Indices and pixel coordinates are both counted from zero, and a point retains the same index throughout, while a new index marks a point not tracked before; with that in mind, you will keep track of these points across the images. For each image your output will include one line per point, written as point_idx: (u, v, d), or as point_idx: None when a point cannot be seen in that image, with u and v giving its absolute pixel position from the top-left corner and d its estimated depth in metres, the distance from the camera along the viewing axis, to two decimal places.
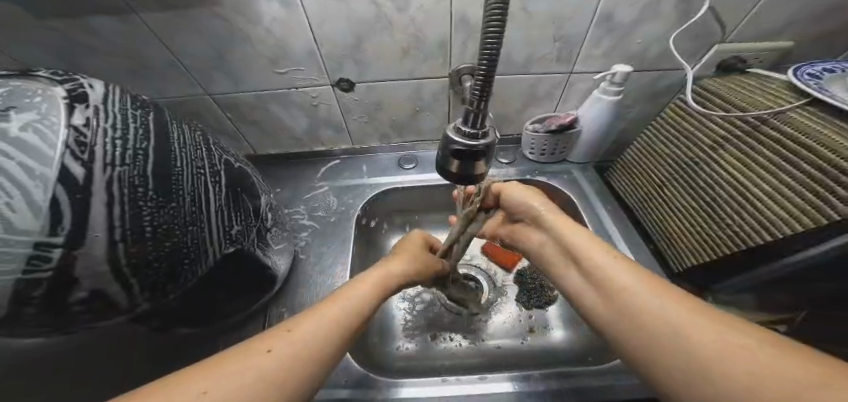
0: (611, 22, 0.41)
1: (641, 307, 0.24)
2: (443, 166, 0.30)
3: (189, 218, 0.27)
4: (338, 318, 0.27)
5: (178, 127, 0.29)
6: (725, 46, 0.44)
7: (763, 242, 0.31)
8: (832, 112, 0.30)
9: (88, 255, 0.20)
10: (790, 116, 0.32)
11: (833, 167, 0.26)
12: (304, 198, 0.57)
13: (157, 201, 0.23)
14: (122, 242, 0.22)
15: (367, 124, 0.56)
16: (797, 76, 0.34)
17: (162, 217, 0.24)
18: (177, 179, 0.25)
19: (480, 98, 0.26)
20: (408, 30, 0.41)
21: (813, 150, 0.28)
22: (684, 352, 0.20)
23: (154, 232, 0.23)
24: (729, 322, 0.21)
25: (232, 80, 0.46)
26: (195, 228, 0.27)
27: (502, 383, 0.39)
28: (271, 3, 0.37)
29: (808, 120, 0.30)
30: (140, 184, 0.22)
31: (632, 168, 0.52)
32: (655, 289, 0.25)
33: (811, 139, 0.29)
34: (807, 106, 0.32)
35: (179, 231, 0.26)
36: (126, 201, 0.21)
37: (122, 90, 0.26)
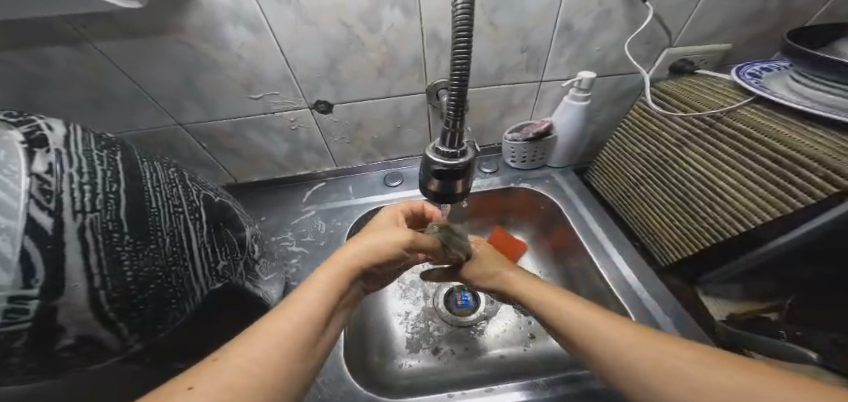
0: (572, 31, 0.43)
1: (595, 339, 0.27)
2: (425, 184, 0.31)
3: (171, 258, 0.26)
4: (300, 323, 0.25)
5: (149, 165, 0.28)
6: (675, 51, 0.47)
7: (737, 233, 0.33)
8: (776, 108, 0.33)
9: (68, 305, 0.20)
10: (741, 114, 0.34)
11: (788, 158, 0.28)
12: (292, 224, 0.56)
13: (135, 244, 0.23)
14: (104, 290, 0.21)
15: (349, 145, 0.57)
16: (739, 76, 0.38)
17: (143, 261, 0.24)
18: (154, 220, 0.25)
19: (456, 115, 0.26)
20: (381, 49, 0.43)
21: (768, 143, 0.30)
22: (617, 361, 0.25)
23: (136, 277, 0.23)
24: (649, 338, 0.25)
25: (202, 107, 0.45)
26: (177, 267, 0.27)
27: (514, 393, 0.38)
28: (239, 29, 0.37)
29: (757, 117, 0.33)
30: (115, 229, 0.22)
31: (608, 167, 0.54)
32: (600, 320, 0.28)
33: (764, 134, 0.31)
34: (754, 104, 0.35)
35: (162, 272, 0.25)
36: (101, 248, 0.21)
37: (85, 129, 0.24)
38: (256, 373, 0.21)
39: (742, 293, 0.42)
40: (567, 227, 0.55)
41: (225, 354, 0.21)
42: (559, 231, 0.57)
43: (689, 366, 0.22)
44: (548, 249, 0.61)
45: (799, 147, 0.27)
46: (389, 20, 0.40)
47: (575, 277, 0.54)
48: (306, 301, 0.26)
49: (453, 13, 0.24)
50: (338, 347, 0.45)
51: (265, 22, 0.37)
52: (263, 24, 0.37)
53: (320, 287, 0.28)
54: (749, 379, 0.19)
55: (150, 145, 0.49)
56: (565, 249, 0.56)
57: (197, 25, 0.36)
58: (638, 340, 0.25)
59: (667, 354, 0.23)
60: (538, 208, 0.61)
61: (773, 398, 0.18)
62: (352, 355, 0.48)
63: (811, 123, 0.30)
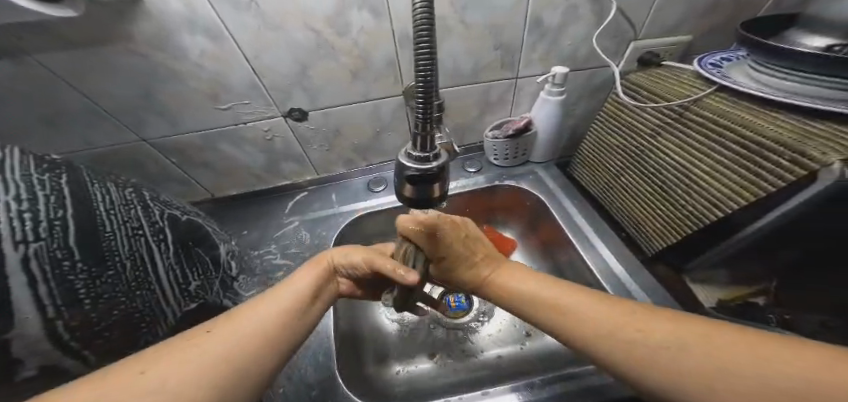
0: (542, 26, 0.43)
1: (583, 318, 0.26)
2: (399, 190, 0.30)
3: (134, 282, 0.25)
4: (270, 315, 0.25)
5: (102, 187, 0.27)
6: (640, 43, 0.48)
7: (715, 219, 0.33)
8: (740, 97, 0.34)
9: (22, 337, 0.19)
10: (707, 102, 0.35)
11: (756, 144, 0.28)
12: (274, 236, 0.54)
13: (90, 271, 0.22)
14: (61, 319, 0.20)
15: (329, 152, 0.55)
16: (702, 67, 0.39)
17: (100, 288, 0.22)
18: (110, 244, 0.24)
19: (425, 119, 0.25)
20: (354, 53, 0.42)
21: (736, 130, 0.30)
22: (612, 340, 0.24)
23: (96, 306, 0.22)
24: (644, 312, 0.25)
25: (166, 121, 0.43)
26: (142, 291, 0.26)
27: (509, 395, 0.38)
28: (196, 37, 0.36)
29: (723, 104, 0.34)
30: (65, 256, 0.21)
31: (589, 160, 0.54)
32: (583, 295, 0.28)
33: (730, 121, 0.31)
34: (717, 93, 0.36)
35: (124, 297, 0.24)
36: (52, 278, 0.20)
37: (24, 153, 0.23)
38: (232, 352, 0.21)
39: (729, 279, 0.42)
40: (554, 222, 0.55)
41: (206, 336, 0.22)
42: (547, 227, 0.57)
43: (690, 342, 0.21)
44: (538, 245, 0.61)
45: (766, 132, 0.28)
46: (357, 22, 0.39)
47: (565, 272, 0.54)
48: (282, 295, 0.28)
49: (413, 11, 0.22)
50: (331, 359, 0.43)
51: (225, 29, 0.36)
52: (222, 31, 0.36)
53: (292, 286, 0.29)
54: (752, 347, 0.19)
55: (112, 163, 0.46)
56: (553, 244, 0.56)
57: (149, 32, 0.34)
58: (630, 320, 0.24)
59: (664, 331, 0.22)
60: (525, 205, 0.60)
61: (769, 367, 0.18)
62: (346, 366, 0.47)
63: (770, 108, 0.31)
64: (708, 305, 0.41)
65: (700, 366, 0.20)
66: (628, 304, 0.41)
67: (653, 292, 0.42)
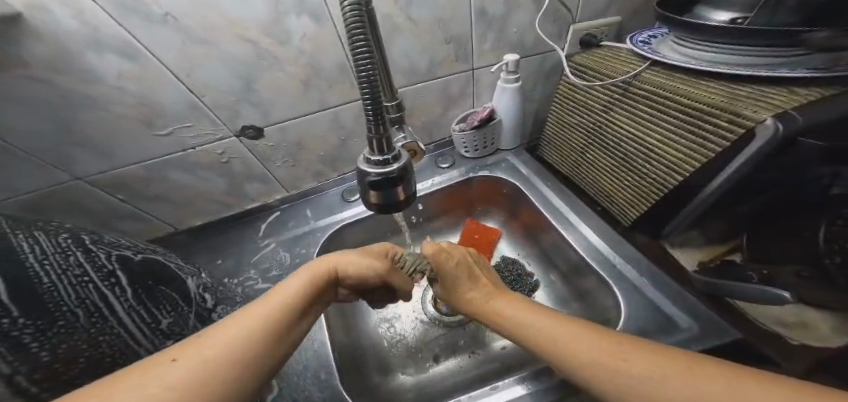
0: (488, 15, 0.44)
1: (554, 344, 0.25)
2: (366, 199, 0.29)
3: (95, 328, 0.23)
4: (272, 316, 0.24)
5: (28, 237, 0.24)
6: (579, 26, 0.49)
7: (676, 183, 0.34)
8: (671, 69, 0.35)
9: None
10: (646, 76, 0.36)
11: (695, 111, 0.30)
12: (252, 262, 0.52)
13: (37, 325, 0.19)
14: (21, 374, 0.17)
15: (295, 167, 0.54)
16: (634, 45, 0.40)
17: (53, 339, 0.20)
18: (53, 295, 0.21)
19: (377, 122, 0.24)
20: (300, 61, 0.41)
21: (678, 98, 0.32)
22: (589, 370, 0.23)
23: (54, 356, 0.19)
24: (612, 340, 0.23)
25: (102, 154, 0.40)
26: (106, 336, 0.24)
27: (519, 386, 0.36)
28: (103, 57, 0.33)
29: (659, 76, 0.35)
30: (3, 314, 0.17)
31: (555, 141, 0.54)
32: (559, 322, 0.27)
33: (668, 91, 0.33)
34: (653, 67, 0.37)
35: (87, 344, 0.22)
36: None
37: None
38: (255, 354, 0.21)
39: (702, 237, 0.43)
40: (532, 207, 0.55)
41: (185, 364, 0.18)
42: (526, 212, 0.57)
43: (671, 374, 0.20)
44: (522, 231, 0.61)
45: (701, 98, 0.29)
46: (298, 29, 0.38)
47: (552, 253, 0.54)
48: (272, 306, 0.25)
49: (342, 13, 0.21)
50: (333, 375, 0.41)
51: (144, 49, 0.34)
52: (137, 49, 0.34)
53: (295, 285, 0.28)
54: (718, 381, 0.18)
55: (48, 209, 0.42)
56: (536, 228, 0.57)
57: (48, 57, 0.31)
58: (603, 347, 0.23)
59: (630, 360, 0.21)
60: (503, 192, 0.60)
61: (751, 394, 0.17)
62: (349, 379, 0.45)
63: (700, 76, 0.32)
64: (691, 267, 0.42)
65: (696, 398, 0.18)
66: (614, 277, 0.42)
67: (636, 261, 0.43)
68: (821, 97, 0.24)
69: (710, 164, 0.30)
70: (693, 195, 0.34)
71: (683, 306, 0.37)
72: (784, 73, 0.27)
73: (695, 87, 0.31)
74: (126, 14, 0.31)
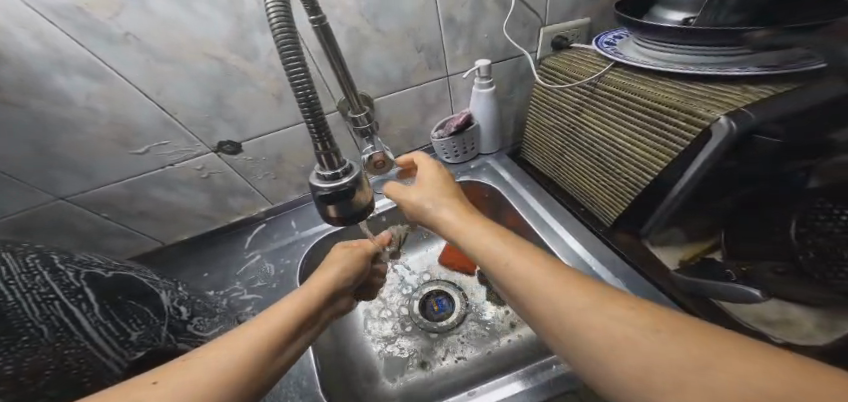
0: (455, 23, 0.45)
1: (536, 290, 0.23)
2: (323, 213, 0.28)
3: (60, 341, 0.23)
4: (265, 337, 0.23)
5: None
6: (549, 29, 0.50)
7: (648, 182, 0.34)
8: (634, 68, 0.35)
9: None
10: (609, 77, 0.36)
11: (654, 111, 0.30)
12: (237, 274, 0.52)
13: (0, 341, 0.20)
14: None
15: (277, 180, 0.54)
16: (598, 47, 0.40)
17: (18, 353, 0.20)
18: (16, 313, 0.22)
19: (320, 137, 0.24)
20: (270, 76, 0.42)
21: (639, 100, 0.31)
22: (574, 324, 0.20)
23: (20, 369, 0.20)
24: (613, 296, 0.20)
25: (84, 175, 0.41)
26: (73, 350, 0.24)
27: (509, 385, 0.37)
28: (73, 79, 0.34)
29: (622, 76, 0.35)
30: None
31: (535, 142, 0.54)
32: (548, 269, 0.23)
33: (629, 92, 0.33)
34: (616, 68, 0.36)
35: (51, 358, 0.22)
36: None
37: None
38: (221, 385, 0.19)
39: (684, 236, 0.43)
40: (513, 210, 0.54)
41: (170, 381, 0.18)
42: (509, 215, 0.57)
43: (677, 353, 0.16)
44: None
45: (660, 99, 0.29)
46: (264, 45, 0.39)
47: None
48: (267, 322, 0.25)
49: (272, 36, 0.21)
50: (315, 383, 0.41)
51: (107, 67, 0.35)
52: (108, 70, 0.35)
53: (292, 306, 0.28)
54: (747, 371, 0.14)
55: (34, 231, 0.43)
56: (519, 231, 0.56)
57: (19, 82, 0.32)
58: (608, 300, 0.20)
59: (638, 315, 0.18)
60: (486, 197, 0.60)
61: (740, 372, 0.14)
62: (334, 389, 0.45)
63: (659, 76, 0.32)
64: (672, 266, 0.41)
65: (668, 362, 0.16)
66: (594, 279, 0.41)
67: (616, 262, 0.42)
68: (771, 95, 0.25)
69: (675, 162, 0.29)
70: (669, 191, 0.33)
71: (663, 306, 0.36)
72: (733, 72, 0.28)
73: (653, 87, 0.31)
74: (84, 34, 0.32)
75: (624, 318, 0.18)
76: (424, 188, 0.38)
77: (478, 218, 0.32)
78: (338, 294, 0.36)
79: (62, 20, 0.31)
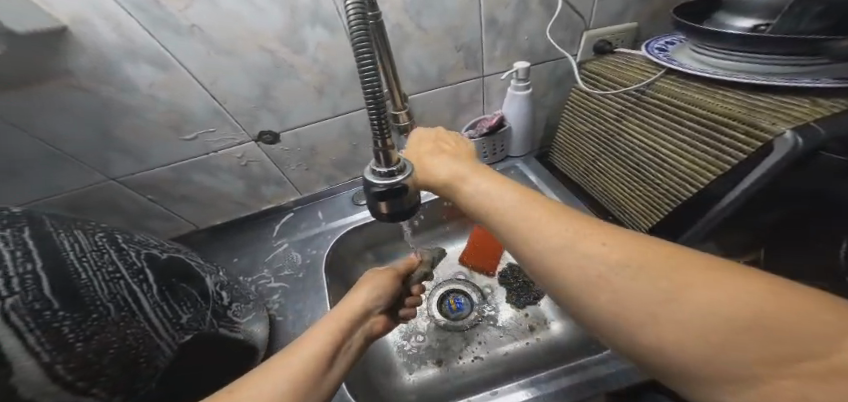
0: (497, 24, 0.45)
1: (516, 228, 0.23)
2: (374, 209, 0.30)
3: (122, 322, 0.24)
4: (303, 367, 0.25)
5: (69, 235, 0.26)
6: (593, 32, 0.49)
7: (690, 195, 0.33)
8: (687, 76, 0.34)
9: (27, 382, 0.17)
10: (661, 85, 0.36)
11: (707, 122, 0.30)
12: (266, 261, 0.54)
13: (74, 317, 0.21)
14: (59, 363, 0.19)
15: (308, 171, 0.55)
16: (649, 52, 0.40)
17: (88, 330, 0.21)
18: (89, 291, 0.23)
19: (381, 134, 0.26)
20: (314, 70, 0.43)
21: (690, 110, 0.31)
22: (549, 261, 0.21)
23: (88, 347, 0.21)
24: (592, 228, 0.21)
25: (135, 157, 0.43)
26: (133, 330, 0.25)
27: (531, 388, 0.36)
28: (140, 68, 0.36)
29: (673, 85, 0.35)
30: (43, 307, 0.20)
31: (566, 148, 0.54)
32: (526, 206, 0.24)
33: (682, 101, 0.32)
34: (668, 75, 0.36)
35: (115, 336, 0.23)
36: (38, 326, 0.19)
37: None
38: None
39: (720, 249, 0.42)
40: None
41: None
42: None
43: (646, 291, 0.17)
44: None
45: (718, 109, 0.29)
46: (312, 38, 0.40)
47: None
48: (304, 351, 0.27)
49: (348, 29, 0.22)
50: None
51: (172, 59, 0.37)
52: (170, 60, 0.37)
53: (323, 333, 0.30)
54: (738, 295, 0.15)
55: (85, 207, 0.45)
56: None
57: (93, 69, 0.35)
58: (584, 233, 0.20)
59: (614, 249, 0.19)
60: None
61: (702, 296, 0.15)
62: (355, 380, 0.46)
63: (717, 85, 0.31)
64: None
65: (638, 300, 0.17)
66: None
67: None
68: (843, 111, 0.24)
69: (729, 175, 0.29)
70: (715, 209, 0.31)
71: None
72: (803, 83, 0.27)
73: (711, 97, 0.30)
74: (157, 27, 0.34)
75: (595, 253, 0.19)
76: (418, 146, 0.37)
77: (474, 165, 0.32)
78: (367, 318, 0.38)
79: (138, 12, 0.33)
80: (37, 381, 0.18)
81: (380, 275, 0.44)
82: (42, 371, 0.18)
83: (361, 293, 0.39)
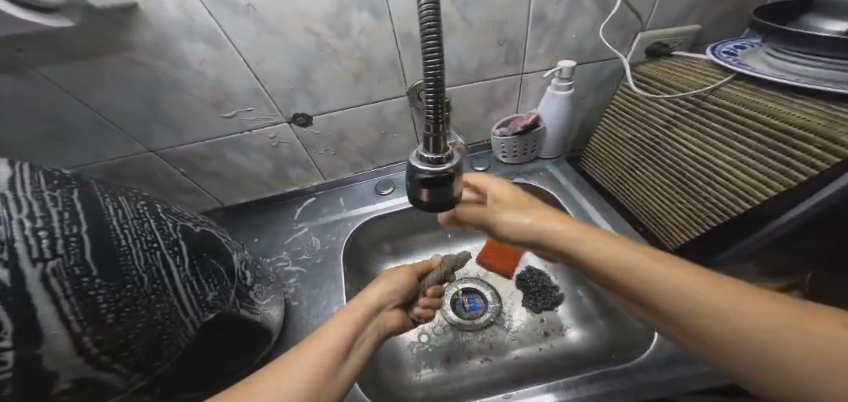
0: (546, 20, 0.43)
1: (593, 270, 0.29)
2: (415, 195, 0.29)
3: (153, 295, 0.23)
4: (319, 362, 0.25)
5: (113, 200, 0.25)
6: (648, 33, 0.48)
7: (743, 210, 0.31)
8: (758, 83, 0.33)
9: (52, 353, 0.18)
10: (726, 91, 0.34)
11: (776, 134, 0.28)
12: (286, 243, 0.54)
13: (109, 286, 0.20)
14: (87, 335, 0.19)
15: (336, 157, 0.55)
16: (715, 55, 0.38)
17: (121, 302, 0.21)
18: (126, 259, 0.22)
19: (436, 120, 0.24)
20: (355, 55, 0.42)
21: (758, 118, 0.30)
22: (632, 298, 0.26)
23: (118, 319, 0.21)
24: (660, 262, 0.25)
25: (174, 131, 0.44)
26: (163, 304, 0.24)
27: (547, 394, 0.35)
28: (195, 46, 0.37)
29: (740, 92, 0.33)
30: (83, 273, 0.19)
31: (603, 153, 0.52)
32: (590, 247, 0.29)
33: (749, 108, 0.31)
34: (735, 81, 0.34)
35: (145, 310, 0.22)
36: (74, 293, 0.19)
37: (34, 169, 0.22)
38: None
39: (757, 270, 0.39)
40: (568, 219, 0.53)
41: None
42: None
43: (715, 330, 0.21)
44: None
45: (793, 119, 0.27)
46: (358, 23, 0.39)
47: None
48: (322, 346, 0.27)
49: (418, 7, 0.21)
50: None
51: (224, 35, 0.37)
52: (223, 39, 0.37)
53: (340, 327, 0.30)
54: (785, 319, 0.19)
55: (120, 176, 0.46)
56: None
57: (149, 44, 0.35)
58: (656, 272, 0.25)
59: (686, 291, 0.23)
60: None
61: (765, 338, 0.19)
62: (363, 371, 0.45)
63: (794, 94, 0.29)
64: None
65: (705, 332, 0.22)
66: None
67: None
68: None
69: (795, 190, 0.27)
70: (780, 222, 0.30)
71: None
72: None
73: (786, 106, 0.28)
74: (217, 5, 0.34)
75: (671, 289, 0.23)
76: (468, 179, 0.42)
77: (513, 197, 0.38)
78: (383, 309, 0.38)
79: None
80: (63, 353, 0.18)
81: (401, 272, 0.45)
82: (71, 342, 0.18)
83: (378, 286, 0.40)
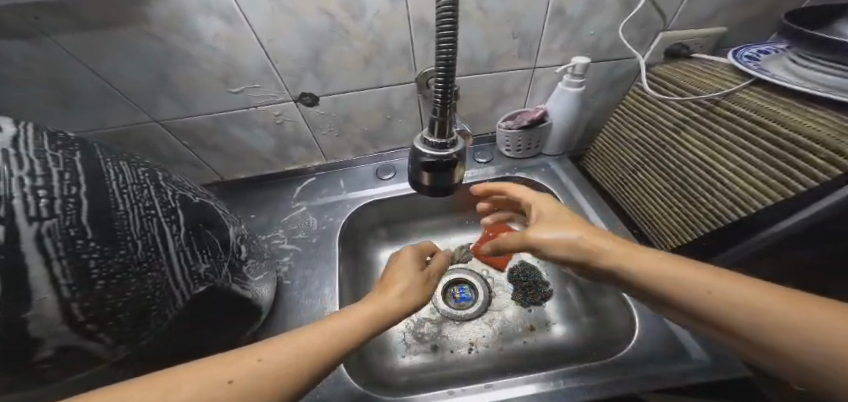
0: (565, 15, 0.43)
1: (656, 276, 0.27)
2: (417, 179, 0.30)
3: (146, 264, 0.23)
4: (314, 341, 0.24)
5: (115, 164, 0.25)
6: (671, 34, 0.47)
7: (738, 218, 0.32)
8: (774, 90, 0.33)
9: (38, 318, 0.18)
10: (741, 96, 0.34)
11: (785, 144, 0.28)
12: (282, 222, 0.54)
13: (103, 251, 0.20)
14: (75, 301, 0.19)
15: (338, 139, 0.54)
16: (737, 58, 0.38)
17: (112, 268, 0.21)
18: (123, 224, 0.22)
19: (444, 104, 0.25)
20: (367, 38, 0.41)
21: (766, 125, 0.30)
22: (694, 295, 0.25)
23: (107, 287, 0.20)
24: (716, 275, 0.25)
25: (179, 103, 0.43)
26: (154, 273, 0.24)
27: (527, 386, 0.36)
28: (209, 19, 0.35)
29: (755, 99, 0.33)
30: (77, 235, 0.19)
31: (607, 152, 0.52)
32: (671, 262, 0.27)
33: (761, 115, 0.31)
34: (752, 86, 0.34)
35: (136, 279, 0.22)
36: (66, 256, 0.18)
37: (38, 127, 0.21)
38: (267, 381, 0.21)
39: None
40: None
41: (238, 373, 0.21)
42: None
43: (767, 308, 0.22)
44: None
45: (803, 128, 0.27)
46: (372, 5, 0.38)
47: None
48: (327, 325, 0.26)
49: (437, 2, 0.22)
50: None
51: (240, 12, 0.35)
52: (238, 14, 0.35)
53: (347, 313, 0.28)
54: (782, 299, 0.22)
55: (120, 145, 0.46)
56: None
57: (164, 16, 0.34)
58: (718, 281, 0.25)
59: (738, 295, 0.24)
60: None
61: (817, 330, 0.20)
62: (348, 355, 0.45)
63: (809, 104, 0.29)
64: None
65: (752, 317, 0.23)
66: None
67: None
68: None
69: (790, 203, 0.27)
70: (752, 234, 0.32)
71: (708, 350, 0.36)
72: None
73: (796, 116, 0.29)
74: None
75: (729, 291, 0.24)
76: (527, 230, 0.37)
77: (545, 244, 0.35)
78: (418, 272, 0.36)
79: None
80: (48, 318, 0.18)
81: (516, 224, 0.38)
82: (57, 308, 0.18)
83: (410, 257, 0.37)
